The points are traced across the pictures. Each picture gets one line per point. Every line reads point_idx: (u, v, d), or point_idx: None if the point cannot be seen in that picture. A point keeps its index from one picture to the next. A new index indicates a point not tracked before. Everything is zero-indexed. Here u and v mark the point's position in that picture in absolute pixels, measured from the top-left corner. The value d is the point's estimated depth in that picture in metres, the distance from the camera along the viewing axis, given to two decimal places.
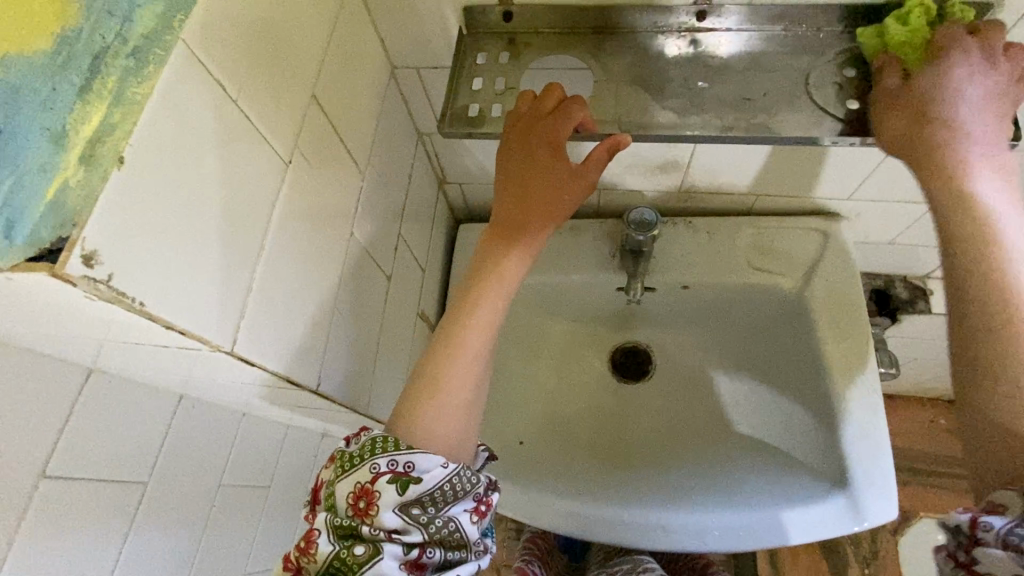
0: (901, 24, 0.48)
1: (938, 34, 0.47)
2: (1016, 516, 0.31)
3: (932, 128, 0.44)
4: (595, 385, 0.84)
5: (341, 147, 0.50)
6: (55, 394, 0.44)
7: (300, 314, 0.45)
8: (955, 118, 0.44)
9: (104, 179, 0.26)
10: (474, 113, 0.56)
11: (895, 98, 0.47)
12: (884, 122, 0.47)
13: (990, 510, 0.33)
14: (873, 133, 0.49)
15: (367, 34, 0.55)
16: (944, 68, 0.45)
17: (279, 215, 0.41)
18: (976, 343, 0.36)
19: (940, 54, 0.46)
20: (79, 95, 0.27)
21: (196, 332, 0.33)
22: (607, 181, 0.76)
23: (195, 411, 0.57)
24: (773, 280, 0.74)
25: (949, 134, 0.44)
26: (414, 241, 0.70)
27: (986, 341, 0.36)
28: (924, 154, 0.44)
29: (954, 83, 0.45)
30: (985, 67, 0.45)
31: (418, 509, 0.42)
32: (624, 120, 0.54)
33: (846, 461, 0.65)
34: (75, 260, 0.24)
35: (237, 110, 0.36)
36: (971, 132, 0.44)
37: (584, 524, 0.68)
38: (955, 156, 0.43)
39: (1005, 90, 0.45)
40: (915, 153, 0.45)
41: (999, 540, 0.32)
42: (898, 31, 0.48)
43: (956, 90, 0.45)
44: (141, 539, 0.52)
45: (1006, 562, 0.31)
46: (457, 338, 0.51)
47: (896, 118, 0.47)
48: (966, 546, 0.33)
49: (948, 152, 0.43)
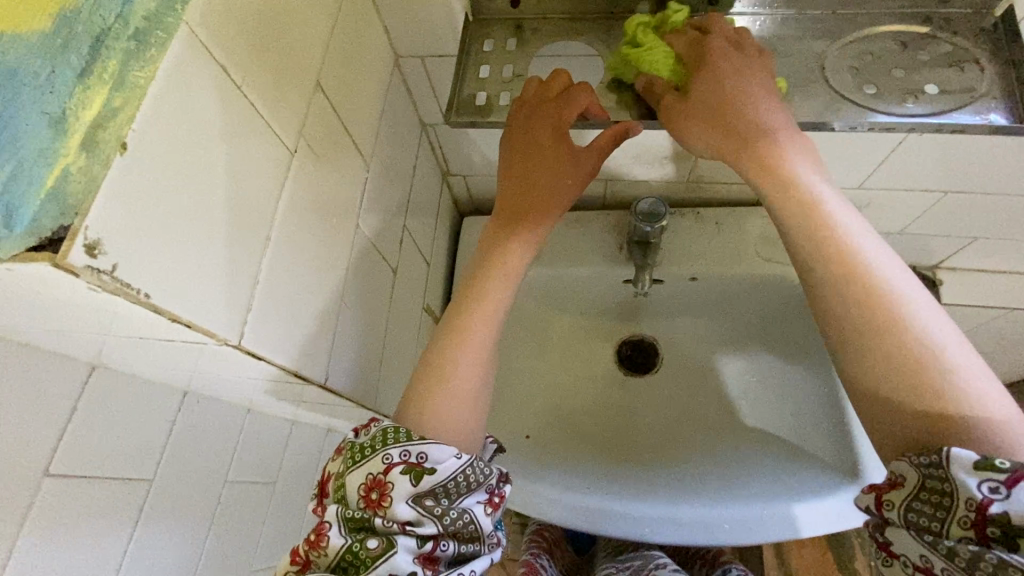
0: (635, 44, 0.48)
1: (682, 49, 0.47)
2: (909, 490, 0.32)
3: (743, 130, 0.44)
4: (602, 378, 0.83)
5: (346, 137, 0.49)
6: (57, 391, 0.43)
7: (306, 307, 0.44)
8: (756, 113, 0.44)
9: (106, 165, 0.25)
10: (482, 102, 0.53)
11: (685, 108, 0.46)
12: (689, 133, 0.46)
13: (891, 483, 0.33)
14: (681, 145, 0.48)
15: (371, 22, 0.54)
16: (713, 68, 0.45)
17: (285, 206, 0.40)
18: (863, 373, 0.35)
19: (701, 61, 0.46)
20: (80, 78, 0.26)
21: (200, 322, 0.31)
22: (614, 172, 0.75)
23: (199, 407, 0.56)
24: (781, 271, 0.73)
25: (760, 133, 0.44)
26: (419, 234, 0.69)
27: (866, 354, 0.35)
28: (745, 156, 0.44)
29: (730, 80, 0.45)
30: (741, 57, 0.46)
31: (432, 500, 0.41)
32: (635, 107, 0.52)
33: (858, 453, 0.64)
34: (79, 250, 0.23)
35: (241, 97, 0.34)
36: (774, 126, 0.44)
37: (593, 518, 0.68)
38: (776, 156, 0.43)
39: (766, 70, 0.46)
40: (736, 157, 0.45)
41: (904, 516, 0.33)
42: (646, 52, 0.47)
43: (735, 85, 0.45)
44: (145, 538, 0.52)
45: (912, 542, 0.32)
46: (464, 331, 0.50)
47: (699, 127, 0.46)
48: (881, 524, 0.35)
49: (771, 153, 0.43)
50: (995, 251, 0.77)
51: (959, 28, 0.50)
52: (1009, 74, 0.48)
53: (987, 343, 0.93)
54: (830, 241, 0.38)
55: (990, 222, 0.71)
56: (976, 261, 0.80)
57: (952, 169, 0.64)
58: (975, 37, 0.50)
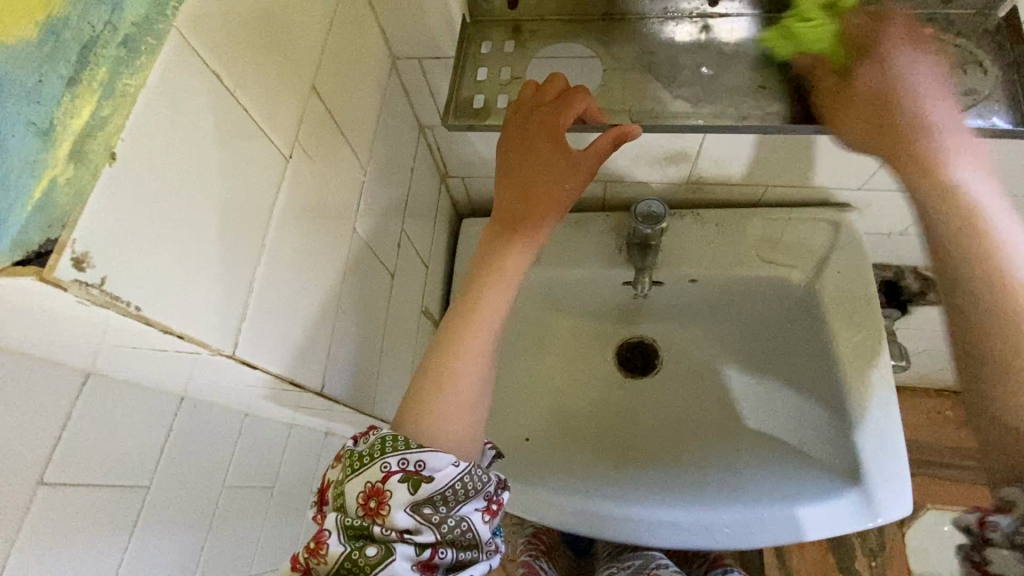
0: (803, 22, 0.49)
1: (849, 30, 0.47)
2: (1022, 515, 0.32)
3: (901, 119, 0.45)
4: (601, 380, 0.83)
5: (343, 140, 0.49)
6: (52, 399, 0.43)
7: (302, 313, 0.44)
8: (924, 105, 0.45)
9: (95, 176, 0.24)
10: (479, 104, 0.55)
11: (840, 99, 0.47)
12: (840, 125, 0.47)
13: (999, 508, 0.34)
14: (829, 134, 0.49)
15: (368, 23, 0.53)
16: (884, 58, 0.46)
17: (280, 212, 0.40)
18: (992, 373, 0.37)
19: (870, 50, 0.47)
20: (67, 87, 0.25)
21: (195, 335, 0.31)
22: (614, 173, 0.74)
23: (197, 412, 0.55)
24: (782, 273, 0.73)
25: (922, 122, 0.44)
26: (417, 236, 0.69)
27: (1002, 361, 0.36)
28: (898, 144, 0.44)
29: (901, 73, 0.46)
30: (913, 52, 0.46)
31: (430, 508, 0.41)
32: (635, 110, 0.52)
33: (859, 456, 0.64)
34: (65, 264, 0.23)
35: (234, 102, 0.34)
36: (937, 118, 0.44)
37: (594, 522, 0.67)
38: (930, 143, 0.43)
39: (938, 69, 0.47)
40: (889, 145, 0.45)
41: (1006, 541, 0.33)
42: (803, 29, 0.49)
43: (907, 84, 0.45)
44: (143, 544, 0.51)
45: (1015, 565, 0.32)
46: (462, 336, 0.49)
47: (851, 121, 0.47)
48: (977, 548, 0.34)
49: (923, 140, 0.44)
50: None
51: (964, 30, 0.50)
52: (1012, 77, 0.48)
53: None
54: (985, 234, 0.40)
55: None
56: None
57: None
58: (980, 39, 0.49)
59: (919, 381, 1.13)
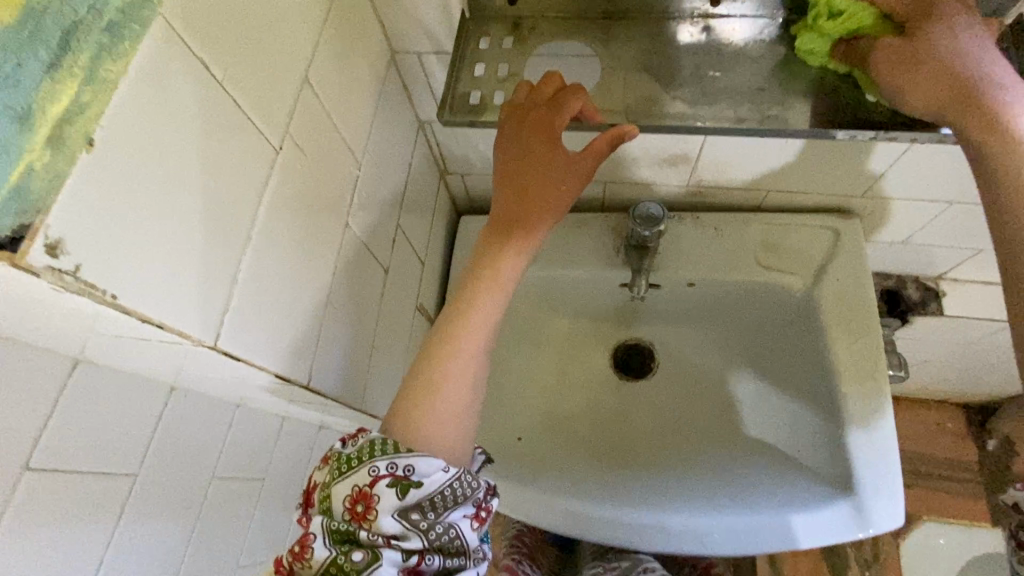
0: (830, 18, 0.46)
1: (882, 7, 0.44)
2: None
3: (974, 85, 0.40)
4: (596, 382, 0.83)
5: (336, 132, 0.48)
6: (40, 384, 0.42)
7: (292, 306, 0.44)
8: (977, 69, 0.41)
9: (71, 162, 0.25)
10: (476, 101, 0.55)
11: (907, 53, 0.42)
12: (913, 79, 0.42)
13: None
14: (896, 102, 0.44)
15: (367, 15, 0.53)
16: (913, 36, 0.43)
17: (268, 205, 0.40)
18: None
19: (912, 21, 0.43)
20: (47, 70, 0.24)
21: (176, 326, 0.32)
22: (614, 173, 0.74)
23: (187, 401, 0.54)
24: (781, 279, 0.72)
25: (986, 83, 0.40)
26: (414, 232, 0.68)
27: None
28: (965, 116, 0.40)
29: (940, 40, 0.42)
30: (967, 23, 0.42)
31: (418, 514, 0.41)
32: (632, 109, 0.52)
33: (852, 466, 0.63)
34: (38, 249, 0.23)
35: (223, 93, 0.34)
36: (991, 73, 0.40)
37: (584, 524, 0.67)
38: (985, 98, 0.40)
39: (967, 19, 0.42)
40: (955, 112, 0.41)
41: None
42: (834, 25, 0.46)
43: (950, 50, 0.41)
44: (129, 534, 0.50)
45: None
46: (455, 338, 0.48)
47: (921, 74, 0.42)
48: None
49: (982, 103, 0.40)
50: (1000, 264, 0.75)
51: None
52: None
53: (989, 354, 0.92)
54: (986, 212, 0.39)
55: (994, 236, 0.70)
56: (978, 273, 0.78)
57: (957, 181, 0.63)
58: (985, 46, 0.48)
59: (919, 392, 1.12)
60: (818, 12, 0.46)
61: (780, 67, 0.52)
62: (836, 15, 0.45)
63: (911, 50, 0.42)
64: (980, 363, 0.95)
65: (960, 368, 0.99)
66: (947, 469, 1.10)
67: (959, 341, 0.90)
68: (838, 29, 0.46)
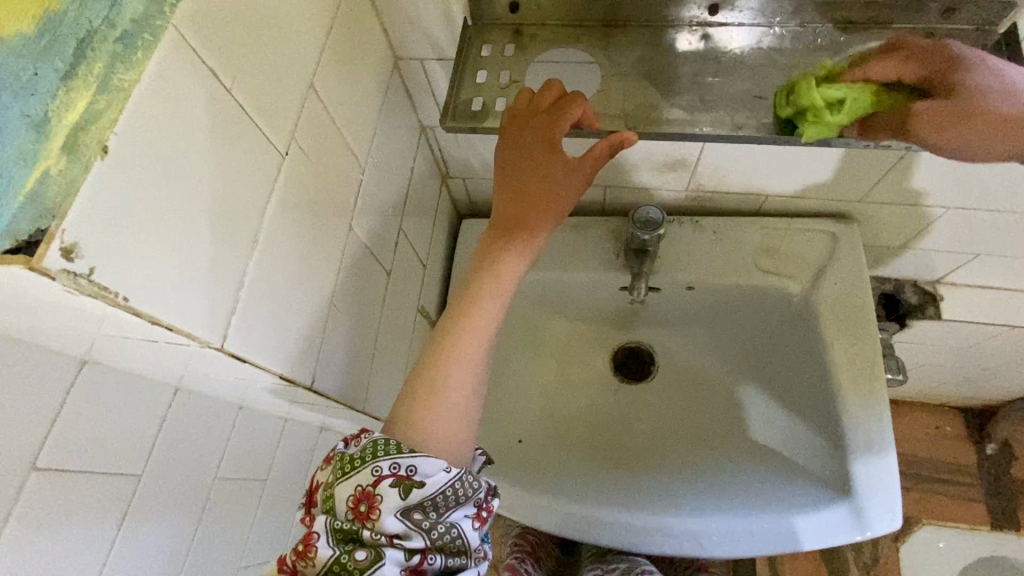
0: (835, 107, 0.47)
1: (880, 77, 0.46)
2: None
3: None
4: (596, 384, 0.84)
5: (340, 137, 0.49)
6: (48, 385, 0.42)
7: (296, 309, 0.45)
8: None
9: (87, 168, 0.25)
10: (478, 108, 0.55)
11: (956, 110, 0.42)
12: (978, 128, 0.42)
13: None
14: (962, 156, 0.43)
15: (370, 23, 0.54)
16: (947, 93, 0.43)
17: (274, 209, 0.40)
18: None
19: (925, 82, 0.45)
20: (62, 80, 0.27)
21: (185, 328, 0.32)
22: (614, 178, 0.74)
23: (191, 403, 0.55)
24: (779, 283, 0.72)
25: None
26: (415, 236, 0.69)
27: None
28: None
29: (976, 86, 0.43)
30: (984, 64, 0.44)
31: (420, 514, 0.41)
32: (631, 116, 0.53)
33: (850, 470, 0.64)
34: (54, 254, 0.24)
35: (230, 100, 0.35)
36: None
37: (583, 526, 0.67)
38: None
39: (979, 61, 0.44)
40: None
41: None
42: (846, 108, 0.47)
43: (992, 93, 0.42)
44: (133, 534, 0.51)
45: None
46: (456, 342, 0.49)
47: (983, 122, 0.42)
48: None
49: None
50: (997, 269, 0.76)
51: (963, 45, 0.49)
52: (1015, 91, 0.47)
53: (987, 358, 0.92)
54: None
55: (991, 242, 0.71)
56: (977, 277, 0.79)
57: (954, 187, 0.63)
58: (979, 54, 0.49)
59: (918, 395, 1.13)
60: (816, 111, 0.47)
61: (778, 74, 0.53)
62: (836, 104, 0.47)
63: (958, 105, 0.42)
64: (979, 367, 0.96)
65: (959, 372, 1.00)
66: (946, 472, 1.11)
67: (957, 345, 0.90)
68: (849, 113, 0.47)
